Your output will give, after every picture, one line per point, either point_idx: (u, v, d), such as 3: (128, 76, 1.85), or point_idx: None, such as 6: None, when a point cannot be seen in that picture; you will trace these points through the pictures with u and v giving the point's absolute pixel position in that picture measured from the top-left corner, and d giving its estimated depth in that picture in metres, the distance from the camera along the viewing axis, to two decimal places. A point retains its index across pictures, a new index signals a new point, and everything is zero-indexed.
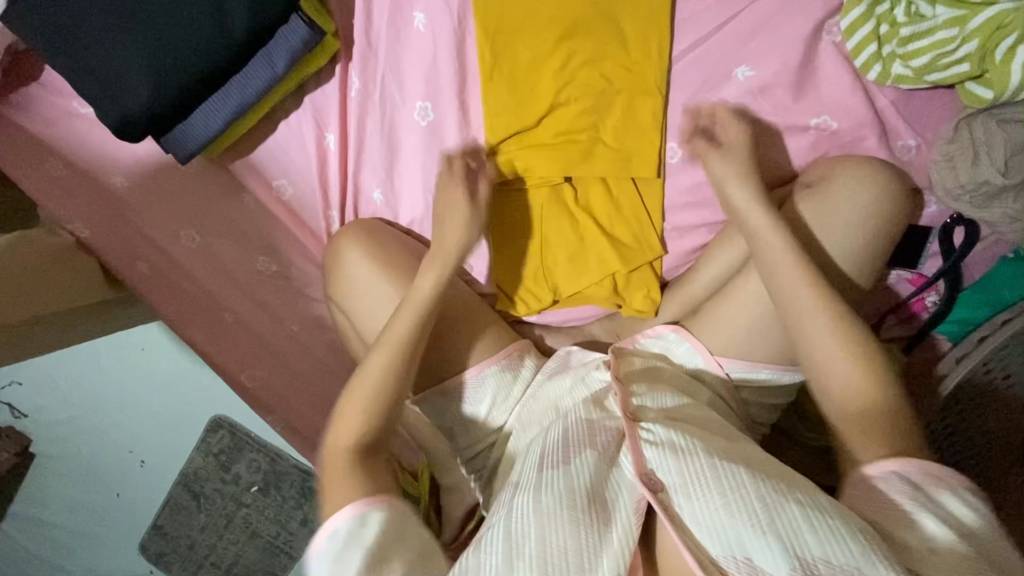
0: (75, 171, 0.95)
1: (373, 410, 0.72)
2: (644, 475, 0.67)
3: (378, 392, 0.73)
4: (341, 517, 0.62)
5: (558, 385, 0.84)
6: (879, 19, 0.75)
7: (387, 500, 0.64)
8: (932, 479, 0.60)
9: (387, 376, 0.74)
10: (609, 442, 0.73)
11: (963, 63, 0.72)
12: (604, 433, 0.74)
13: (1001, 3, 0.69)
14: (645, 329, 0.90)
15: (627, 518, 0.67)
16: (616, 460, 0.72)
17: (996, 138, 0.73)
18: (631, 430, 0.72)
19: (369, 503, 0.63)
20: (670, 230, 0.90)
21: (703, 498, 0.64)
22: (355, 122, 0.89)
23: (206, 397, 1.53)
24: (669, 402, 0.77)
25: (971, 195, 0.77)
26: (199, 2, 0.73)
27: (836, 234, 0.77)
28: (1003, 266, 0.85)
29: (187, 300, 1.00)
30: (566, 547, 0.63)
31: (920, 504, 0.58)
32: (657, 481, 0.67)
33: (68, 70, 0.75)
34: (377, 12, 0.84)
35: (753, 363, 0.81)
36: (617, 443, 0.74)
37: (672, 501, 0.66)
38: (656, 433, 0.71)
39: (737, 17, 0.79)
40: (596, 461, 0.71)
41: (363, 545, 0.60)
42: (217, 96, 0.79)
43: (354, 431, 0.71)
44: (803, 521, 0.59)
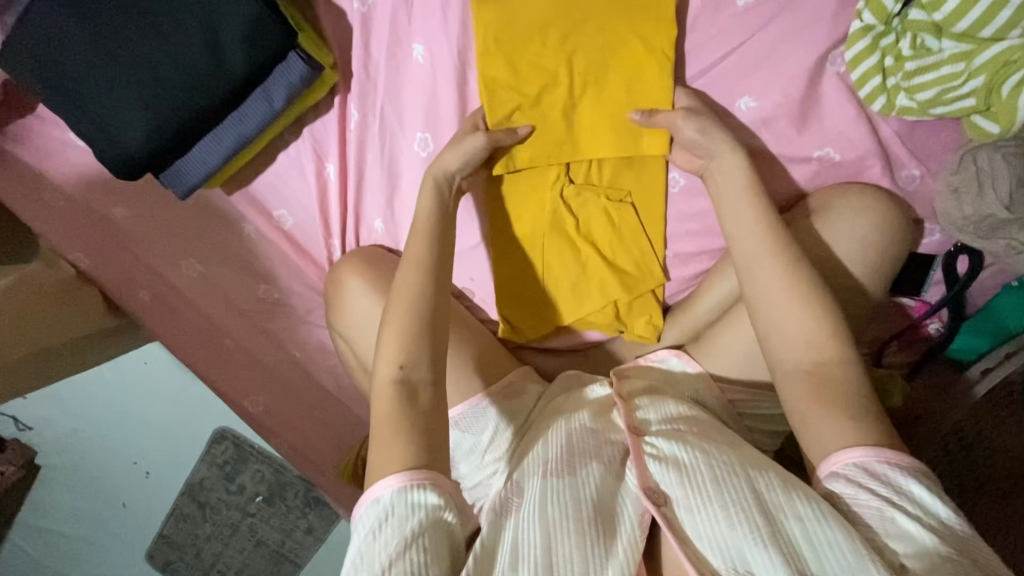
0: (73, 201, 0.95)
1: (409, 333, 0.70)
2: (649, 488, 0.68)
3: (415, 319, 0.71)
4: (386, 484, 0.62)
5: (560, 401, 0.85)
6: (884, 52, 0.73)
7: (433, 480, 0.62)
8: (892, 470, 0.60)
9: (416, 300, 0.72)
10: (614, 457, 0.74)
11: (969, 98, 0.71)
12: (609, 446, 0.75)
13: (1009, 39, 0.68)
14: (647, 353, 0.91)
15: (631, 529, 0.67)
16: (621, 473, 0.73)
17: (1000, 171, 0.73)
18: (636, 443, 0.72)
19: (413, 479, 0.62)
20: (672, 258, 0.90)
21: (706, 512, 0.63)
22: (355, 151, 0.88)
23: (209, 410, 1.54)
24: (673, 409, 0.78)
25: (974, 226, 0.77)
26: (195, 41, 0.72)
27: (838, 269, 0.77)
28: (1006, 294, 0.85)
29: (188, 327, 1.00)
30: (572, 559, 0.62)
31: (880, 498, 0.59)
32: (661, 493, 0.67)
33: (65, 109, 0.75)
34: (376, 43, 0.83)
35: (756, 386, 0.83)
36: (622, 458, 0.74)
37: (675, 515, 0.66)
38: (660, 447, 0.72)
39: (741, 47, 0.78)
40: (601, 473, 0.71)
41: (407, 519, 0.60)
42: (215, 133, 0.78)
43: (397, 357, 0.69)
44: (805, 534, 0.59)
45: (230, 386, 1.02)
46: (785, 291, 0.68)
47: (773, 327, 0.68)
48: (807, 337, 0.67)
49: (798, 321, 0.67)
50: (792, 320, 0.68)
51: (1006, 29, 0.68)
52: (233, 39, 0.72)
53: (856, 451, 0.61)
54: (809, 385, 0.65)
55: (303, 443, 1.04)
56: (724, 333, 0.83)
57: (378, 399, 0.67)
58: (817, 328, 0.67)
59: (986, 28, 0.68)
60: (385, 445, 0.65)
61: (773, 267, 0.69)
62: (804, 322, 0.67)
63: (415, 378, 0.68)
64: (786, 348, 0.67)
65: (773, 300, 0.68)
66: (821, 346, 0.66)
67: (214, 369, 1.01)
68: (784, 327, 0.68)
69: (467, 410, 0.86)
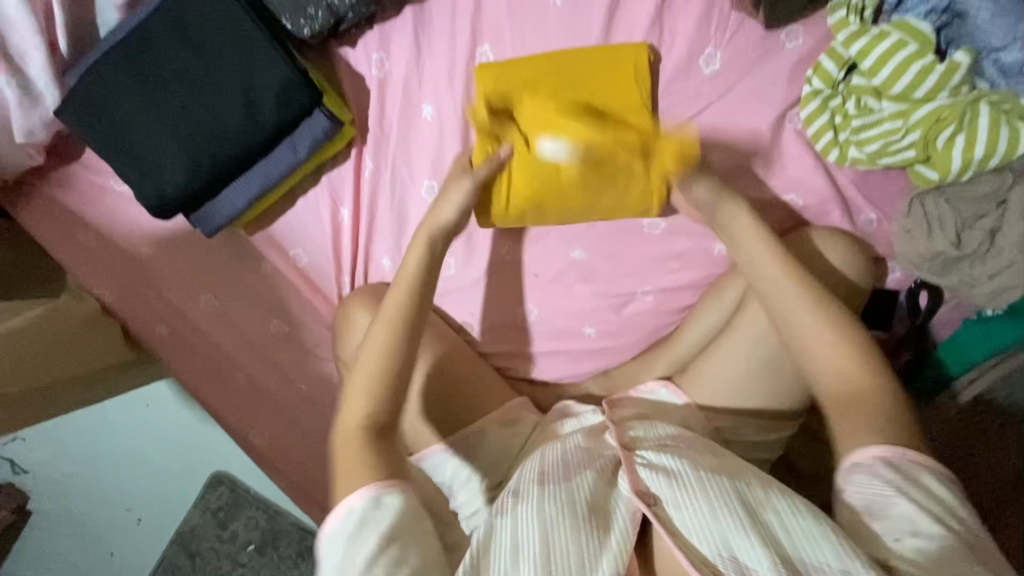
0: (106, 241, 1.03)
1: (377, 389, 0.74)
2: (639, 490, 0.72)
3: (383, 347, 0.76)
4: (358, 495, 0.67)
5: (555, 430, 0.88)
6: (834, 111, 0.84)
7: (401, 485, 0.69)
8: (910, 463, 0.66)
9: (397, 338, 0.76)
10: (605, 467, 0.78)
11: (909, 150, 0.81)
12: (601, 459, 0.79)
13: (938, 99, 0.78)
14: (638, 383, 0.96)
15: (623, 527, 0.70)
16: (613, 481, 0.77)
17: (946, 215, 0.83)
18: (626, 454, 0.76)
19: (382, 487, 0.67)
20: (657, 292, 0.98)
21: (692, 507, 0.68)
22: (367, 196, 0.96)
23: (211, 451, 1.56)
24: (663, 431, 0.82)
25: (929, 264, 0.86)
26: (234, 98, 0.81)
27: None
28: (969, 327, 0.91)
29: (202, 360, 1.05)
30: (568, 550, 0.66)
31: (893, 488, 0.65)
32: (650, 495, 0.71)
33: (112, 155, 0.83)
34: (390, 103, 0.92)
35: (740, 415, 0.88)
36: (614, 468, 0.78)
37: (666, 513, 0.70)
38: (651, 458, 0.76)
39: (712, 105, 0.87)
40: (594, 479, 0.75)
41: (379, 524, 0.65)
42: (244, 178, 0.87)
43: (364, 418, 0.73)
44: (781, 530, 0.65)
45: (237, 416, 1.06)
46: (816, 326, 0.74)
47: (810, 354, 0.74)
48: (836, 363, 0.73)
49: (827, 344, 0.74)
50: (825, 344, 0.74)
51: (934, 91, 0.78)
52: (266, 95, 0.80)
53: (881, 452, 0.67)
54: (842, 402, 0.71)
55: (304, 475, 1.06)
56: (710, 363, 0.88)
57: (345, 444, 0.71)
58: (847, 356, 0.73)
59: (918, 90, 0.78)
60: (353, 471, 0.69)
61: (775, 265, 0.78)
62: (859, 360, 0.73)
63: (386, 412, 0.74)
64: (828, 375, 0.73)
65: (812, 331, 0.74)
66: (847, 369, 0.73)
67: (222, 401, 1.06)
68: (816, 355, 0.74)
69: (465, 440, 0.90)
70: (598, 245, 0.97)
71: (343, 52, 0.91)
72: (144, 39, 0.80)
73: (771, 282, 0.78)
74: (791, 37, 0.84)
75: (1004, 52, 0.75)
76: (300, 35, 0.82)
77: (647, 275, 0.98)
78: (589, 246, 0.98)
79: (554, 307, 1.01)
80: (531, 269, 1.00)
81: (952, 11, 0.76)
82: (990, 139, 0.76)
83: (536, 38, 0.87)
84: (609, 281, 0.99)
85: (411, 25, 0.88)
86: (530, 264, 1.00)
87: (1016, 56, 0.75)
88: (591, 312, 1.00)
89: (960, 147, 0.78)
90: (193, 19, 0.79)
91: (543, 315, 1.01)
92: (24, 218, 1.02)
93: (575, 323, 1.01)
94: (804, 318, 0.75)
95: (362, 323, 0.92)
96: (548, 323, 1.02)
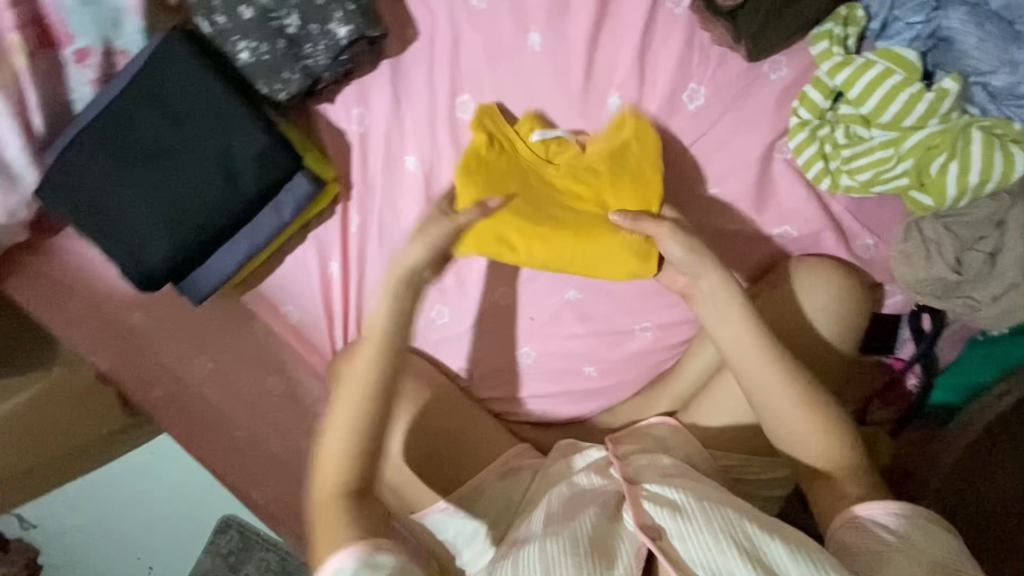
0: (95, 309, 1.01)
1: (354, 430, 0.74)
2: (643, 525, 0.70)
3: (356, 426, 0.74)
4: (345, 553, 0.65)
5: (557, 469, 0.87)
6: (823, 140, 0.82)
7: (385, 544, 0.66)
8: (898, 517, 0.68)
9: (358, 406, 0.75)
10: (608, 503, 0.76)
11: (902, 177, 0.79)
12: (606, 494, 0.78)
13: (929, 127, 0.76)
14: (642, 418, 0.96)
15: (628, 563, 0.68)
16: (616, 516, 0.75)
17: (945, 240, 0.82)
18: (631, 490, 0.75)
19: (370, 546, 0.66)
20: (655, 327, 0.98)
21: (696, 540, 0.67)
22: (355, 250, 0.95)
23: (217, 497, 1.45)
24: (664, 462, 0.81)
25: (931, 288, 0.84)
26: (211, 170, 0.80)
27: (803, 332, 0.84)
28: (973, 349, 0.91)
29: (199, 422, 1.03)
30: None
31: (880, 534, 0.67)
32: (655, 529, 0.70)
33: (92, 232, 0.82)
34: (372, 157, 0.91)
35: (743, 448, 0.89)
36: (617, 501, 0.77)
37: (670, 547, 0.68)
38: (656, 492, 0.74)
39: (701, 140, 0.86)
40: (596, 517, 0.73)
41: None
42: (229, 244, 0.86)
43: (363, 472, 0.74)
44: (786, 561, 0.64)
45: (237, 477, 1.03)
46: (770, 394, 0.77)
47: (772, 421, 0.77)
48: (803, 429, 0.76)
49: (782, 406, 0.76)
50: (785, 413, 0.76)
51: (925, 117, 0.76)
52: (246, 165, 0.80)
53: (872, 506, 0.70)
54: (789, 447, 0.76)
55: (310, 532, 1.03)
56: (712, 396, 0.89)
57: (319, 507, 0.72)
58: (800, 411, 0.76)
59: (907, 119, 0.77)
60: (334, 527, 0.69)
61: (738, 327, 0.78)
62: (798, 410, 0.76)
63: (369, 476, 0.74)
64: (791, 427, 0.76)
65: (770, 401, 0.77)
66: (798, 424, 0.76)
67: (221, 462, 1.03)
68: (781, 416, 0.76)
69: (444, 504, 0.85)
70: (591, 286, 0.97)
71: (321, 108, 0.89)
72: (119, 115, 0.79)
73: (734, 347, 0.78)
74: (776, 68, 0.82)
75: (989, 78, 0.74)
76: (276, 99, 0.80)
77: (644, 313, 0.97)
78: (583, 286, 0.97)
79: (553, 350, 0.99)
80: (526, 311, 0.98)
81: (934, 38, 0.75)
82: (985, 164, 0.75)
83: (514, 81, 0.85)
84: (605, 320, 0.98)
85: (388, 79, 0.87)
86: (524, 307, 0.98)
87: (1000, 82, 0.73)
88: (591, 352, 0.99)
89: (954, 174, 0.76)
90: (168, 93, 0.78)
91: (542, 357, 1.00)
92: (9, 291, 1.00)
93: (575, 363, 0.99)
94: (755, 383, 0.77)
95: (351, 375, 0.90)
96: (548, 365, 1.00)
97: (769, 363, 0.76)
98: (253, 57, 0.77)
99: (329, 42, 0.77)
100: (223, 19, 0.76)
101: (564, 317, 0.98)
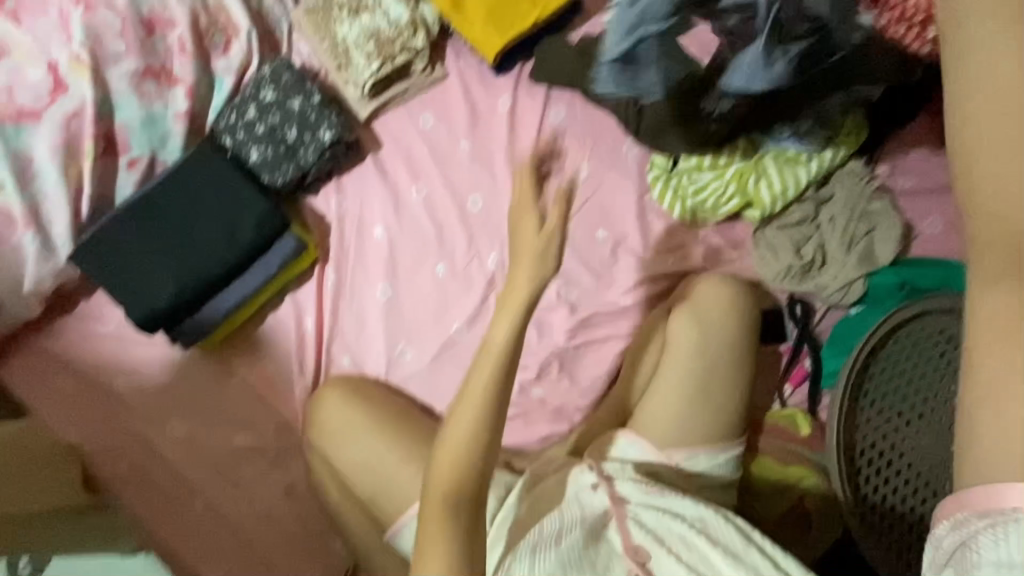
0: (84, 381, 1.09)
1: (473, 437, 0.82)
2: (631, 550, 0.87)
3: (468, 433, 0.82)
4: None
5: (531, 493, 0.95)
6: (675, 187, 1.13)
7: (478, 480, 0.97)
8: (992, 522, 0.58)
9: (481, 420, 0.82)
10: (597, 522, 0.90)
11: (734, 199, 1.10)
12: (593, 513, 0.91)
13: (738, 161, 1.10)
14: (606, 436, 1.01)
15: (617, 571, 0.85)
16: (604, 535, 0.89)
17: (782, 239, 1.10)
18: (619, 512, 0.90)
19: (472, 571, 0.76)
20: (587, 345, 1.13)
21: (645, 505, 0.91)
22: (331, 306, 1.13)
23: None
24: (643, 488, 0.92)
25: (789, 278, 1.09)
26: (220, 232, 1.04)
27: (724, 322, 1.02)
28: (840, 323, 1.10)
29: (163, 495, 1.06)
30: None
31: (989, 536, 0.58)
32: (641, 552, 0.87)
33: (111, 285, 1.02)
34: (346, 229, 1.16)
35: (692, 447, 0.99)
36: (604, 522, 0.90)
37: (631, 512, 0.90)
38: (639, 514, 0.90)
39: (597, 192, 1.16)
40: (586, 537, 0.87)
41: None
42: (227, 290, 1.07)
43: (456, 457, 0.82)
44: (995, 544, 0.58)
45: (192, 552, 1.04)
46: (993, 103, 0.64)
47: (978, 137, 0.64)
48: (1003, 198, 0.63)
49: (1018, 134, 0.63)
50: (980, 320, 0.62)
51: (733, 156, 1.10)
52: (247, 225, 1.05)
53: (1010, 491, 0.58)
54: (735, 329, 1.02)
55: None
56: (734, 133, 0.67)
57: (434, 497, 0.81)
58: (1011, 168, 0.63)
59: (722, 159, 1.10)
60: (433, 544, 0.78)
61: (716, 311, 1.03)
62: (738, 335, 1.02)
63: (478, 484, 0.82)
64: (975, 338, 0.62)
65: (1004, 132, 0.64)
66: (1016, 233, 0.62)
67: (179, 536, 1.04)
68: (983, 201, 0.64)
69: None
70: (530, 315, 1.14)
71: (308, 199, 1.17)
72: (150, 201, 1.04)
73: (962, 68, 0.67)
74: (632, 145, 1.17)
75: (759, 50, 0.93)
76: (275, 184, 1.10)
77: (574, 331, 1.13)
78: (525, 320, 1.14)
79: None
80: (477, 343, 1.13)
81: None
82: (780, 178, 1.09)
83: (454, 169, 1.18)
84: (547, 347, 1.13)
85: (361, 176, 1.18)
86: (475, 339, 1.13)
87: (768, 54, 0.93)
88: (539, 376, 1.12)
89: (764, 189, 1.09)
90: (192, 180, 1.05)
91: None
92: (4, 373, 1.08)
93: (524, 383, 1.12)
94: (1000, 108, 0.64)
95: (340, 407, 1.02)
96: None
97: (698, 292, 1.05)
98: (260, 158, 1.09)
99: (317, 143, 1.09)
100: (242, 135, 1.09)
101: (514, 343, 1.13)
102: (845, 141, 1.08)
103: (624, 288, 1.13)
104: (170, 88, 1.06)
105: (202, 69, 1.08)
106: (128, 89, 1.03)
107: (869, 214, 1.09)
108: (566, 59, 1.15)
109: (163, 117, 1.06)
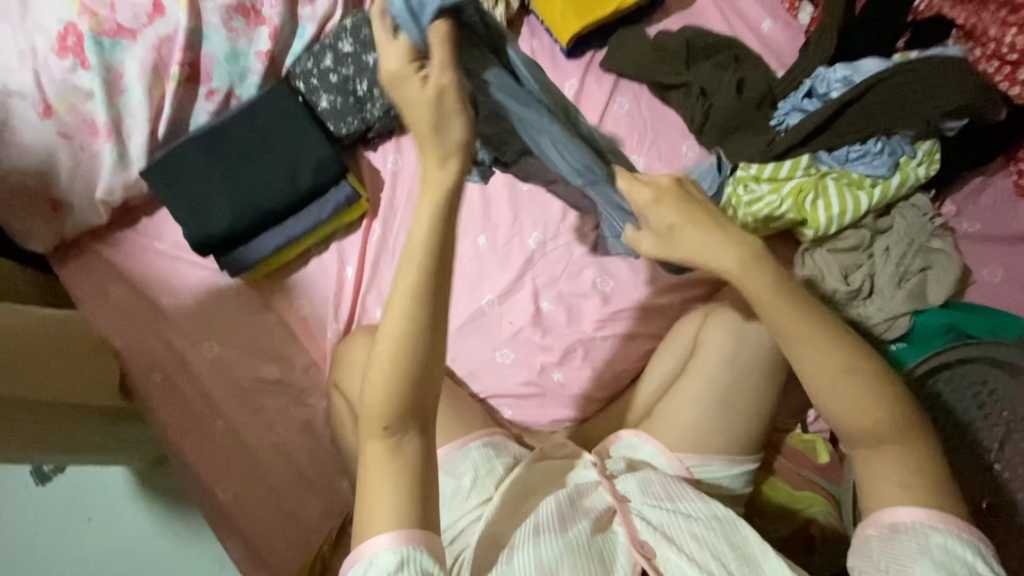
0: (135, 291, 1.15)
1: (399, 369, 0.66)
2: (638, 543, 0.79)
3: (394, 353, 0.65)
4: (381, 542, 0.63)
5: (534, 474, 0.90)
6: (729, 195, 1.10)
7: (475, 447, 0.95)
8: (895, 528, 0.70)
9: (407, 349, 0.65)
10: (601, 515, 0.83)
11: (787, 214, 1.07)
12: (595, 508, 0.84)
13: (796, 177, 1.08)
14: (617, 434, 0.99)
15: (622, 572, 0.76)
16: (608, 526, 0.82)
17: (832, 263, 1.06)
18: (623, 507, 0.83)
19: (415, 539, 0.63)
20: (614, 338, 1.12)
21: (655, 503, 0.84)
22: (372, 259, 1.16)
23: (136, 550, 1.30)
24: (655, 486, 0.86)
25: (834, 304, 1.04)
26: (281, 169, 1.08)
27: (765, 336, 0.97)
28: (879, 358, 1.07)
29: (189, 410, 1.11)
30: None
31: (899, 539, 0.69)
32: (648, 547, 0.79)
33: (173, 203, 1.07)
34: (397, 186, 1.18)
35: (707, 457, 0.94)
36: (609, 515, 0.83)
37: (632, 507, 0.84)
38: (645, 511, 0.83)
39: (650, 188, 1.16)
40: (590, 527, 0.80)
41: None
42: (278, 227, 1.11)
43: (381, 395, 0.65)
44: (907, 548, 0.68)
45: (208, 469, 1.09)
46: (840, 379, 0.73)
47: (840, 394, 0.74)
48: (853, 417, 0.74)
49: (836, 398, 0.74)
50: (893, 471, 0.73)
51: (791, 171, 1.08)
52: (307, 166, 1.08)
53: (905, 511, 0.71)
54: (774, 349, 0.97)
55: (275, 524, 1.08)
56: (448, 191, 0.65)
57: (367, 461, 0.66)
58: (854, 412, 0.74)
59: (782, 172, 1.08)
60: (379, 487, 0.65)
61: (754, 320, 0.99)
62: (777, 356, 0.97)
63: (412, 417, 0.67)
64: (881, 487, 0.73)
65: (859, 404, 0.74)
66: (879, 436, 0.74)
67: (199, 451, 1.09)
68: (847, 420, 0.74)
69: (452, 456, 0.94)
70: (562, 298, 1.14)
71: (366, 153, 1.21)
72: (224, 131, 1.09)
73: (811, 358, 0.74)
74: (691, 147, 1.16)
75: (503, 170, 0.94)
76: (338, 133, 1.13)
77: (603, 321, 1.13)
78: (557, 302, 1.14)
79: (529, 350, 1.13)
80: (507, 317, 1.14)
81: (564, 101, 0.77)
82: (840, 201, 1.05)
83: None
84: (574, 334, 1.13)
85: None
86: (505, 313, 1.14)
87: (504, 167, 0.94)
88: (562, 361, 1.12)
89: (822, 208, 1.05)
90: (264, 115, 1.10)
91: (519, 361, 1.13)
92: (65, 271, 1.15)
93: (547, 365, 1.12)
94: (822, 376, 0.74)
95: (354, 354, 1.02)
96: (522, 368, 1.13)
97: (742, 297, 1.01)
98: (329, 106, 1.12)
99: (385, 99, 1.12)
100: (315, 82, 1.13)
101: (542, 324, 1.14)
102: (915, 171, 1.05)
103: (660, 286, 1.13)
104: (256, 27, 1.11)
105: (288, 14, 1.13)
106: (218, 23, 1.08)
107: (926, 251, 1.06)
108: (640, 53, 1.16)
109: (245, 53, 1.11)
